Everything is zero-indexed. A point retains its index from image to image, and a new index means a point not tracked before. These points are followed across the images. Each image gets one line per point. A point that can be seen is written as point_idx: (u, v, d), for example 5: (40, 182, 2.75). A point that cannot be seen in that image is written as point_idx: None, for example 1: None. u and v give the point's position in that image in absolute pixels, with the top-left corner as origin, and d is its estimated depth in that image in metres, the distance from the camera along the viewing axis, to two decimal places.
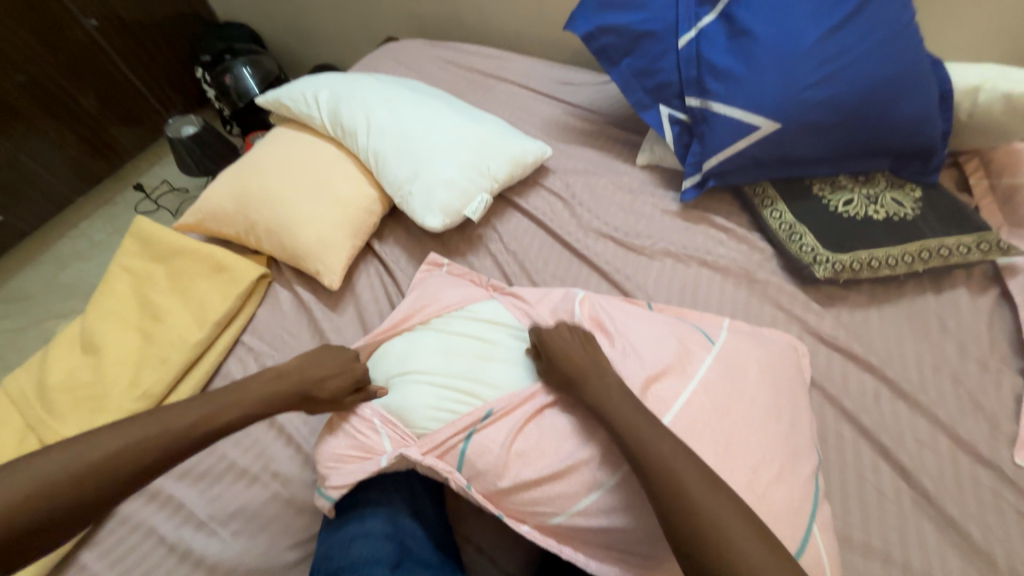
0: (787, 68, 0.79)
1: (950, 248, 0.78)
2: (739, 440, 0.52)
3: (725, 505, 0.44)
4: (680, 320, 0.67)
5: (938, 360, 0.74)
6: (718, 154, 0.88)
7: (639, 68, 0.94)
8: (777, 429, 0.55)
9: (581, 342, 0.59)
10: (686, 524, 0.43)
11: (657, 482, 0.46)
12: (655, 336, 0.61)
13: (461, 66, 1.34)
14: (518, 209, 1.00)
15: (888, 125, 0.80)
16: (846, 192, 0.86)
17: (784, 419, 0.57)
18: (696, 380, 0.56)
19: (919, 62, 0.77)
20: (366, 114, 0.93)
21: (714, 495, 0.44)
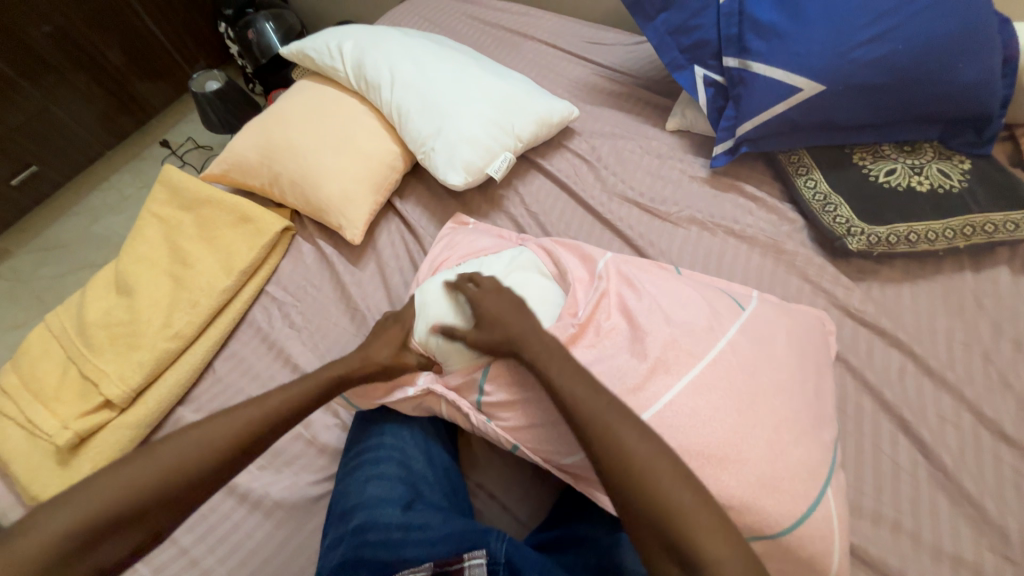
0: (836, 25, 0.74)
1: (996, 223, 0.75)
2: (764, 401, 0.52)
3: (689, 494, 0.43)
4: (707, 285, 0.66)
5: (970, 339, 0.72)
6: (754, 117, 0.84)
7: (676, 24, 0.89)
8: (797, 393, 0.55)
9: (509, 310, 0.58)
10: (645, 509, 0.44)
11: (612, 467, 0.46)
12: (683, 298, 0.60)
13: (487, 23, 1.29)
14: (541, 171, 0.98)
15: (942, 89, 0.75)
16: (889, 162, 0.81)
17: (804, 385, 0.57)
18: (725, 340, 0.56)
19: (984, 19, 0.71)
20: (390, 67, 0.91)
21: (675, 481, 0.44)
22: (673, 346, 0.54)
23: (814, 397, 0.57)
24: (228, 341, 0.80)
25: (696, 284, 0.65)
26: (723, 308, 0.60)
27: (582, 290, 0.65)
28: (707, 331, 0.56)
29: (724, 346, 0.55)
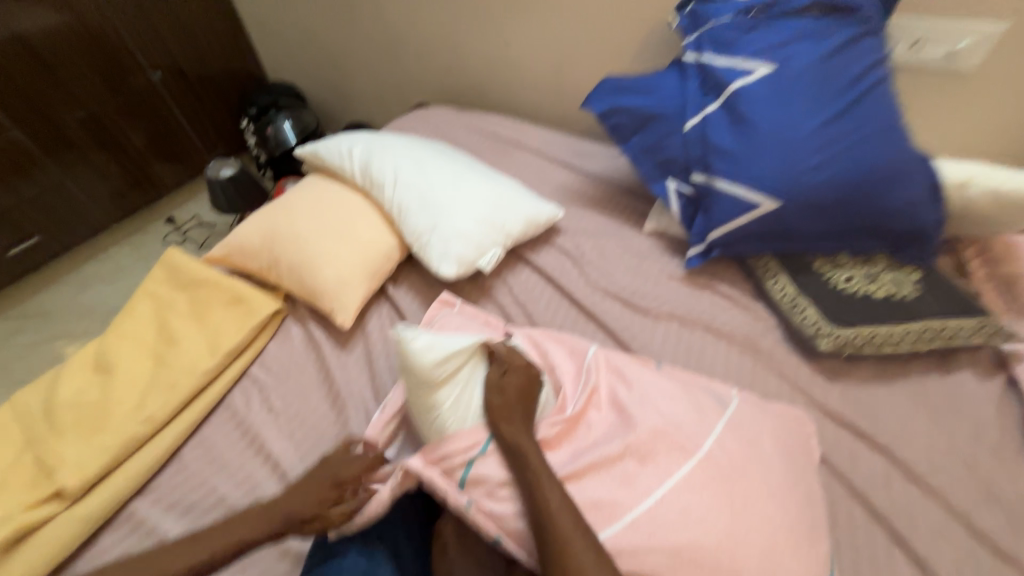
0: (786, 154, 0.85)
1: (952, 330, 0.80)
2: (755, 511, 0.53)
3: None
4: (692, 381, 0.68)
5: (948, 445, 0.73)
6: (722, 225, 0.93)
7: (649, 145, 1.02)
8: (782, 501, 0.54)
9: (520, 426, 0.59)
10: None
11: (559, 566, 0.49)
12: (672, 394, 0.63)
13: (484, 132, 1.46)
14: (529, 264, 1.04)
15: (883, 210, 0.84)
16: (847, 270, 0.89)
17: (789, 492, 0.56)
18: (713, 437, 0.59)
19: (908, 156, 0.84)
20: (395, 168, 1.01)
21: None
22: (659, 449, 0.57)
23: (802, 504, 0.56)
24: (201, 425, 0.78)
25: (681, 380, 0.67)
26: (708, 406, 0.62)
27: (570, 382, 0.66)
28: (693, 433, 0.58)
29: (714, 444, 0.57)
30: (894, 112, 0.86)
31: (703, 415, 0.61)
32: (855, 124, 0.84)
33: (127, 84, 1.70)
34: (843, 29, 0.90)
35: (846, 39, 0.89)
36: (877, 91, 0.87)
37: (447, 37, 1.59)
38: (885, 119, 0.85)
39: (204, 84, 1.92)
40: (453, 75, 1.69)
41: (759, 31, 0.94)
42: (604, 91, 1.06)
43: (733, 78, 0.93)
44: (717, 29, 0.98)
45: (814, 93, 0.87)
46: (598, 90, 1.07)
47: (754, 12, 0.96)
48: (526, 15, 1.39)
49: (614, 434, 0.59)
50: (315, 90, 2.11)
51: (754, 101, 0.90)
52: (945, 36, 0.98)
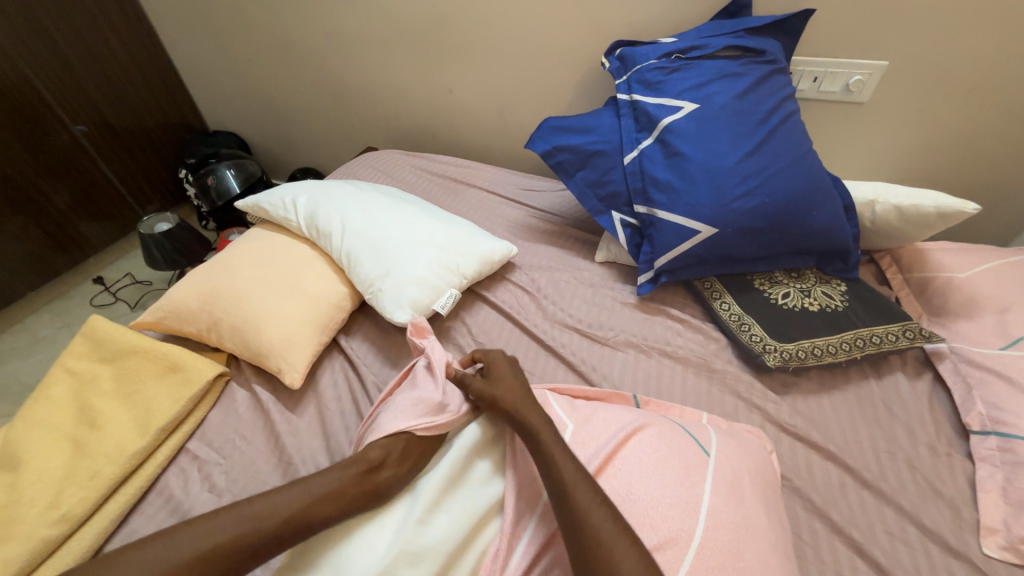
0: (716, 183, 0.92)
1: (881, 336, 0.86)
2: None
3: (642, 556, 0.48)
4: (668, 422, 0.66)
5: (892, 446, 0.77)
6: (666, 253, 0.97)
7: (592, 180, 1.08)
8: (755, 535, 0.54)
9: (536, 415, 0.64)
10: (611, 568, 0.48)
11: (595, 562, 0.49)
12: (656, 455, 0.60)
13: (434, 174, 1.48)
14: (487, 302, 1.04)
15: (808, 230, 0.91)
16: (784, 286, 0.95)
17: (757, 519, 0.56)
18: (705, 513, 0.54)
19: (822, 180, 0.92)
20: (341, 217, 0.99)
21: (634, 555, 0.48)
22: (650, 523, 0.53)
23: (768, 528, 0.56)
24: (129, 516, 0.69)
25: (656, 425, 0.65)
26: (688, 454, 0.60)
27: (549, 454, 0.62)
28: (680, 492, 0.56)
29: (705, 522, 0.53)
30: (804, 141, 0.95)
31: (689, 471, 0.58)
32: (773, 154, 0.92)
33: (48, 141, 1.58)
34: (752, 70, 0.99)
35: (756, 78, 0.98)
36: (789, 123, 0.96)
37: (391, 83, 1.62)
38: (797, 147, 0.93)
39: (134, 137, 1.84)
40: (400, 118, 1.71)
41: (680, 73, 1.02)
42: (545, 132, 1.11)
43: (661, 115, 1.00)
44: (643, 72, 1.05)
45: (734, 127, 0.94)
46: (539, 131, 1.12)
47: (675, 56, 1.04)
48: (467, 61, 1.45)
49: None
50: (258, 137, 2.07)
51: (682, 137, 0.96)
52: (839, 72, 1.11)
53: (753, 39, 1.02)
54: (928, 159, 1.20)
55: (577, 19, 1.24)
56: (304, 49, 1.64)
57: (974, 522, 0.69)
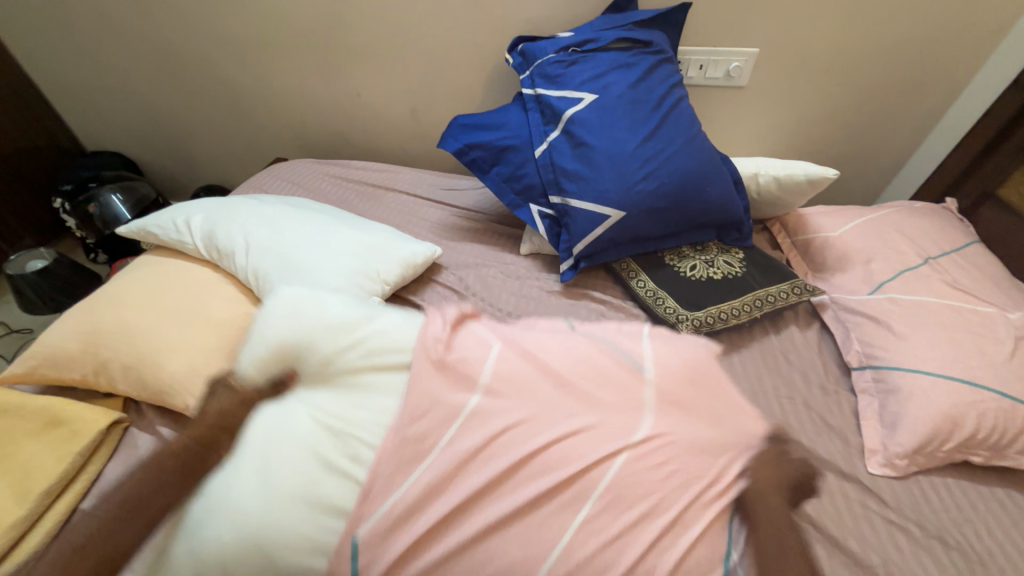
0: (620, 169, 0.97)
1: (775, 295, 0.95)
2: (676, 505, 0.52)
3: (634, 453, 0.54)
4: (598, 342, 0.64)
5: (791, 391, 0.86)
6: (583, 239, 1.01)
7: (507, 175, 1.10)
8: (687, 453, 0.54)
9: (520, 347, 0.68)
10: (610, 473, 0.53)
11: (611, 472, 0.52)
12: (591, 378, 0.59)
13: (350, 180, 1.42)
14: (415, 307, 1.02)
15: (705, 205, 0.99)
16: (691, 259, 1.02)
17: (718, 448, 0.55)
18: (632, 438, 0.54)
19: (712, 158, 1.00)
20: (244, 234, 0.92)
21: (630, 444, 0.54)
22: (577, 456, 0.53)
23: None
24: None
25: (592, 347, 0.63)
26: (623, 378, 0.60)
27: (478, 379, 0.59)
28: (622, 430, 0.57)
29: (632, 446, 0.54)
30: (694, 124, 1.03)
31: (618, 396, 0.58)
32: (667, 137, 0.99)
33: None
34: (642, 61, 1.06)
35: (646, 68, 1.05)
36: (679, 108, 1.03)
37: (294, 89, 1.53)
38: (688, 130, 1.01)
39: None
40: (309, 126, 1.63)
41: (577, 65, 1.06)
42: (456, 131, 1.11)
43: (564, 107, 1.03)
44: (543, 66, 1.08)
45: (630, 114, 1.00)
46: (450, 130, 1.12)
47: (572, 49, 1.08)
48: (372, 62, 1.41)
49: (511, 443, 0.53)
50: (148, 155, 1.87)
51: (584, 127, 1.00)
52: (720, 61, 1.21)
53: (640, 31, 1.09)
54: (802, 135, 1.35)
55: (478, 17, 1.25)
56: (190, 57, 1.51)
57: (860, 446, 0.78)
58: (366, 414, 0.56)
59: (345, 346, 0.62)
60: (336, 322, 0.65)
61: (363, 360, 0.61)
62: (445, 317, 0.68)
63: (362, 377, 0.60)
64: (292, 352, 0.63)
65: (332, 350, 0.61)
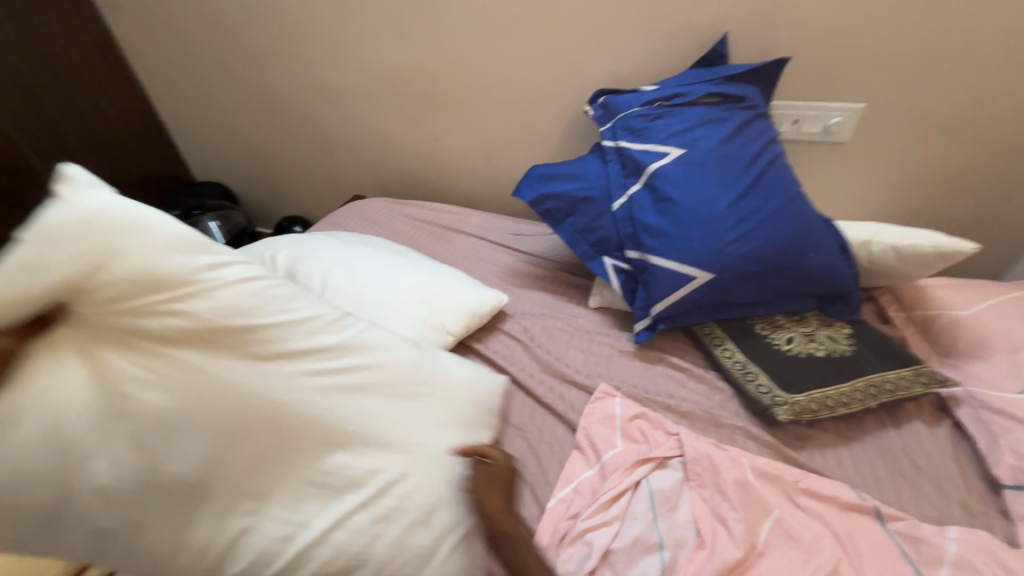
0: (710, 228, 0.90)
1: (893, 382, 0.82)
2: None
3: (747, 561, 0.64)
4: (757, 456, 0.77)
5: (919, 504, 0.72)
6: (662, 300, 0.94)
7: (582, 226, 1.06)
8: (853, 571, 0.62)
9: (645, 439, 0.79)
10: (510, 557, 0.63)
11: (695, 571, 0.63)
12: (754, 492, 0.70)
13: (421, 220, 1.46)
14: (478, 356, 0.99)
15: (806, 272, 0.89)
16: (786, 330, 0.91)
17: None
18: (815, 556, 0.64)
19: (816, 220, 0.90)
20: (321, 272, 0.95)
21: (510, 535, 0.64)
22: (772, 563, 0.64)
23: None
24: None
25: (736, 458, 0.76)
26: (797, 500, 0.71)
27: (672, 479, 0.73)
28: (719, 539, 0.66)
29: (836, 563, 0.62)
30: (793, 183, 0.94)
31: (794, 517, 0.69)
32: (763, 197, 0.91)
33: None
34: (735, 115, 1.00)
35: (739, 124, 0.99)
36: (776, 166, 0.96)
37: (378, 133, 1.63)
38: (787, 189, 0.93)
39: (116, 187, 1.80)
40: (387, 167, 1.71)
41: (664, 119, 1.02)
42: (532, 180, 1.10)
43: (648, 161, 0.99)
44: (627, 119, 1.06)
45: (721, 171, 0.94)
46: (527, 179, 1.11)
47: (658, 103, 1.06)
48: (454, 112, 1.47)
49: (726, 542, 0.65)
50: (245, 188, 2.06)
51: (669, 181, 0.96)
52: (818, 116, 1.13)
53: (733, 86, 1.04)
54: (914, 197, 1.21)
55: (561, 70, 1.27)
56: (294, 104, 1.67)
57: None
58: (150, 389, 0.56)
59: (135, 293, 0.56)
60: (140, 260, 0.56)
61: (145, 320, 0.56)
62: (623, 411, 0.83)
63: (147, 306, 0.56)
64: (64, 244, 0.52)
65: (109, 270, 0.54)
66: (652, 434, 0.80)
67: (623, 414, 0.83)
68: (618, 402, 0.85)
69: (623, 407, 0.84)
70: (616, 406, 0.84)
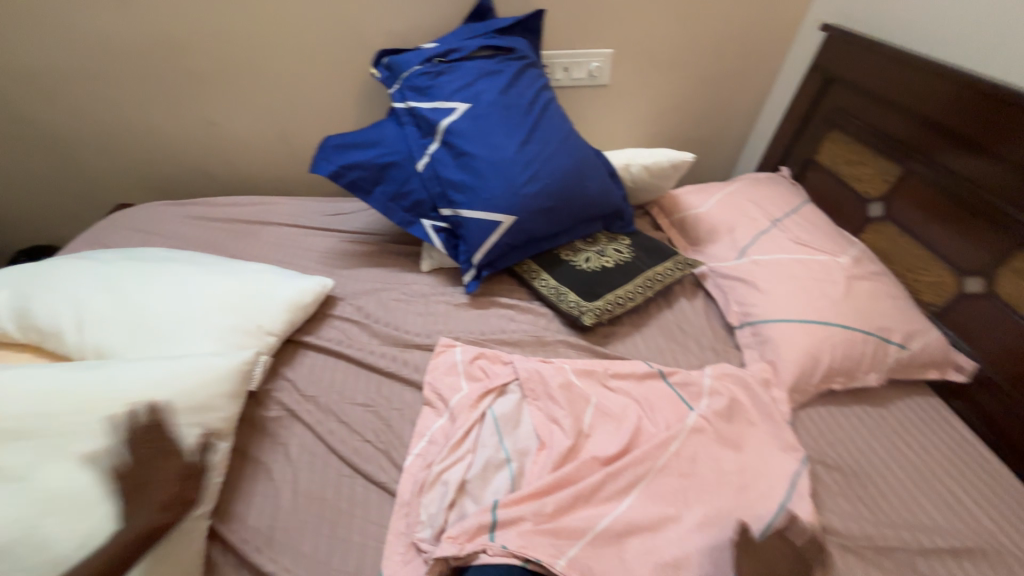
0: (505, 174, 0.98)
1: (661, 273, 1.04)
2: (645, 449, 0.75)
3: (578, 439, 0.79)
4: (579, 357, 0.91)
5: (688, 357, 0.95)
6: (479, 248, 1.00)
7: (393, 193, 1.06)
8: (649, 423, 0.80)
9: (486, 375, 0.87)
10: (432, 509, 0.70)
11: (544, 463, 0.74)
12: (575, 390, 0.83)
13: (215, 218, 1.26)
14: (311, 347, 0.93)
15: (589, 199, 1.03)
16: (584, 252, 1.07)
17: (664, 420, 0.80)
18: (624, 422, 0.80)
19: (588, 153, 1.05)
20: (75, 305, 0.78)
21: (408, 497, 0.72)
22: (595, 440, 0.77)
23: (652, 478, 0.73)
24: None
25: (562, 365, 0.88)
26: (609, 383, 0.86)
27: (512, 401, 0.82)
28: (555, 436, 0.77)
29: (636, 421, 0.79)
30: (566, 123, 1.07)
31: (607, 397, 0.84)
32: (543, 138, 1.02)
33: None
34: (508, 66, 1.08)
35: (512, 74, 1.07)
36: (550, 110, 1.07)
37: (127, 123, 1.31)
38: (561, 129, 1.05)
39: None
40: (155, 164, 1.41)
41: (445, 76, 1.06)
42: (327, 152, 1.03)
43: (439, 118, 1.02)
44: (412, 79, 1.07)
45: (503, 119, 1.01)
46: (321, 153, 1.04)
47: (436, 60, 1.08)
48: (224, 87, 1.26)
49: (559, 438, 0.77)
50: None
51: (461, 136, 1.00)
52: (581, 62, 1.30)
53: (502, 39, 1.11)
54: (666, 125, 1.49)
55: (337, 32, 1.19)
56: None
57: None
58: None
59: None
60: None
61: None
62: (464, 356, 0.89)
63: None
64: None
65: None
66: (493, 368, 0.88)
67: (464, 359, 0.88)
68: (458, 350, 0.90)
69: (464, 353, 0.89)
70: (457, 353, 0.89)
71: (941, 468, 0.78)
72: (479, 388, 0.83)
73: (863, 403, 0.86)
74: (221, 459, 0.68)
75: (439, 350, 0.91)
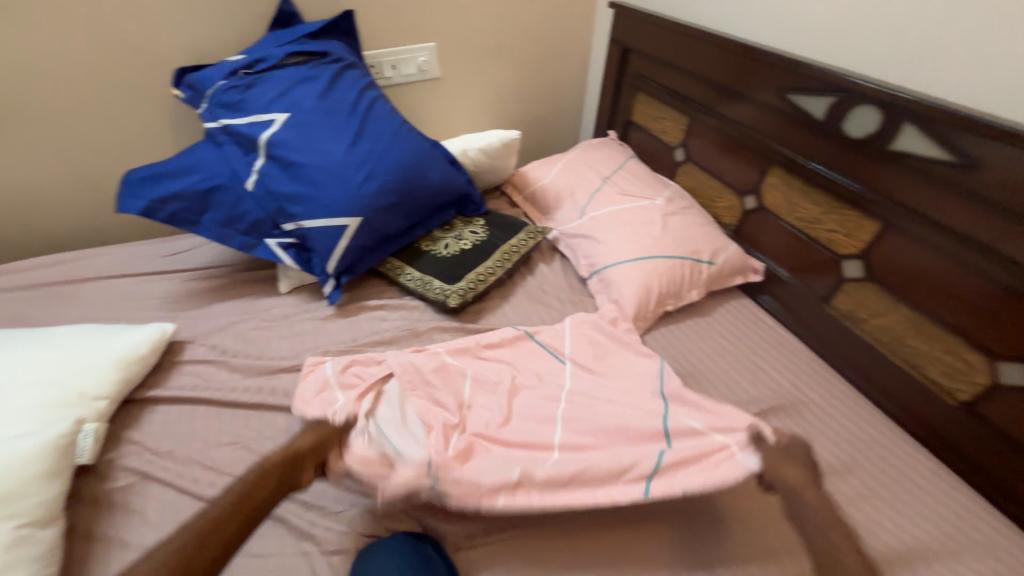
0: (340, 177, 0.97)
1: (516, 245, 1.11)
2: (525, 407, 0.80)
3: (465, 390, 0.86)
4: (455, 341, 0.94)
5: (552, 314, 1.03)
6: (332, 256, 0.98)
7: (224, 218, 0.98)
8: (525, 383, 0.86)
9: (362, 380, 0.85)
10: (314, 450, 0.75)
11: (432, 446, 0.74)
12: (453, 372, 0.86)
13: (9, 288, 1.06)
14: (159, 401, 0.84)
15: (434, 188, 1.06)
16: (442, 239, 1.10)
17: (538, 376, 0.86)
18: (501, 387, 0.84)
19: (423, 144, 1.08)
20: None
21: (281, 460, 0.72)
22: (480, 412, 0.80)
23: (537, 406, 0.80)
24: None
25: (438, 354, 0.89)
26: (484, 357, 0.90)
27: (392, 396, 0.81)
28: (439, 416, 0.76)
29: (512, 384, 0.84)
30: (396, 118, 1.08)
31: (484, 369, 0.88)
32: (373, 136, 1.02)
33: None
34: (324, 70, 1.07)
35: (329, 78, 1.06)
36: (377, 108, 1.07)
37: None
38: (391, 125, 1.06)
39: None
40: None
41: (256, 88, 1.02)
42: (132, 186, 0.94)
43: (257, 132, 0.98)
44: (219, 95, 1.01)
45: (327, 124, 1.00)
46: (125, 187, 0.94)
47: (242, 73, 1.04)
48: None
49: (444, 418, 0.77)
50: None
51: (285, 147, 0.97)
52: (406, 59, 1.33)
53: (312, 44, 1.09)
54: (507, 108, 1.58)
55: (121, 53, 1.06)
56: None
57: None
58: None
59: None
60: None
61: None
62: (336, 367, 0.85)
63: None
64: None
65: None
66: (368, 372, 0.86)
67: (335, 370, 0.85)
68: (328, 363, 0.87)
69: (334, 365, 0.86)
70: (327, 367, 0.85)
71: (753, 353, 0.95)
72: (355, 393, 0.81)
73: (693, 318, 1.02)
74: (47, 549, 0.60)
75: (308, 369, 0.86)
